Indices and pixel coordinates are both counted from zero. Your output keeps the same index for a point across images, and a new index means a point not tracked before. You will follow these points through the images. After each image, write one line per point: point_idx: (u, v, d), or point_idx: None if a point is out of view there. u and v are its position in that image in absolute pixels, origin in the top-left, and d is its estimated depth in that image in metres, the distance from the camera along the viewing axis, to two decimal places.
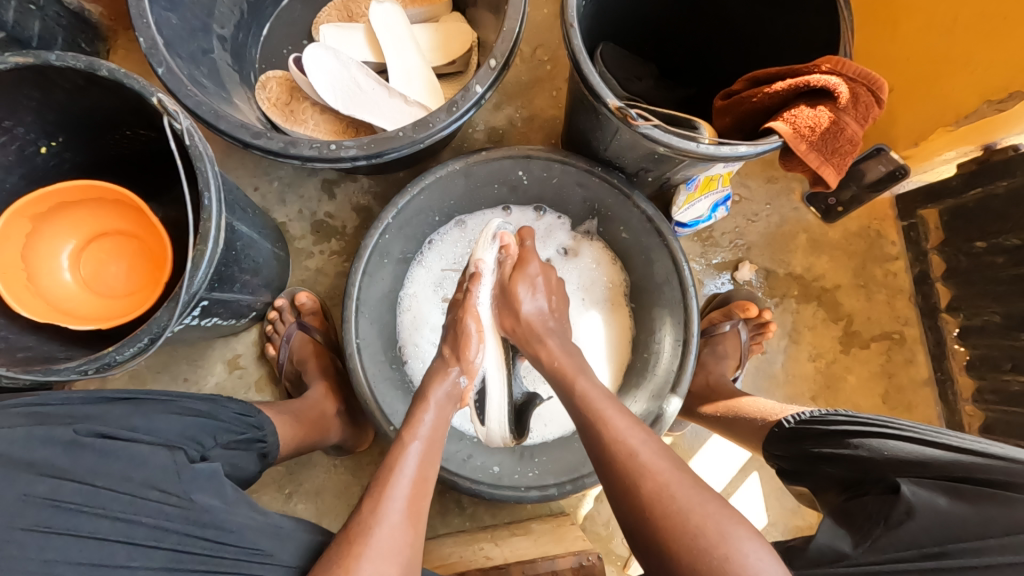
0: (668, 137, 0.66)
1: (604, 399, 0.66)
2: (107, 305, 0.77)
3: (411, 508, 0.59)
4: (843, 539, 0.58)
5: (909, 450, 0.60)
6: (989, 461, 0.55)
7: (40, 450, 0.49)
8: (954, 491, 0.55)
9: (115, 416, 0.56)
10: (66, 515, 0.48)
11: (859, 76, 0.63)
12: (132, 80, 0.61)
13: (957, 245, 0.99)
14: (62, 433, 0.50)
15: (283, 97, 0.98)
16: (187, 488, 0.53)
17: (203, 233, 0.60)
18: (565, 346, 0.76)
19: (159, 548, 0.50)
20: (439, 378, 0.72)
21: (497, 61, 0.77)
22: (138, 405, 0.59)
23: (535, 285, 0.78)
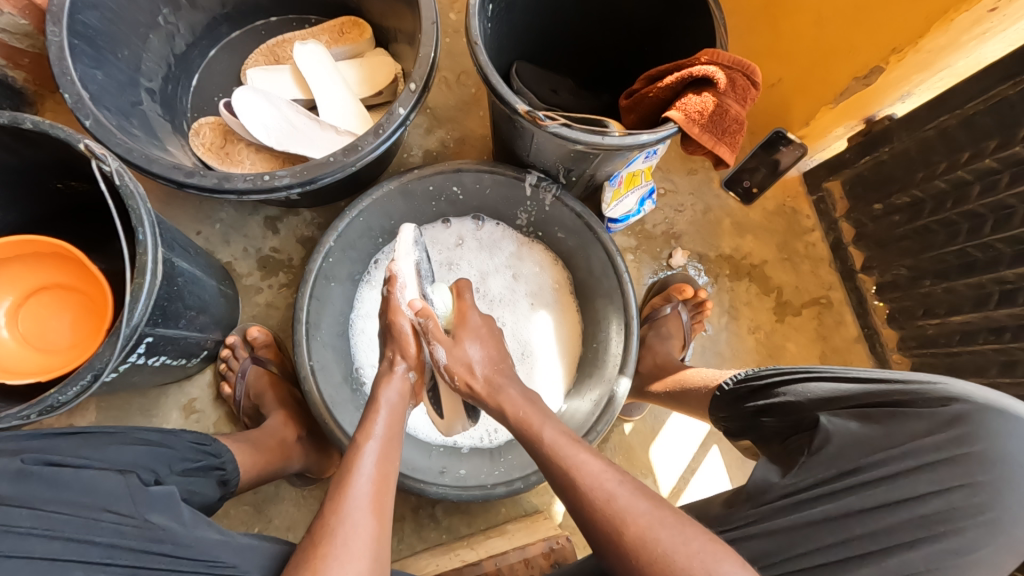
0: (575, 133, 0.72)
1: (537, 413, 0.68)
2: (48, 359, 0.76)
3: (373, 505, 0.59)
4: (773, 471, 0.64)
5: (828, 388, 0.65)
6: (889, 387, 0.61)
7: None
8: (864, 416, 0.61)
9: (64, 450, 0.58)
10: (15, 539, 0.49)
11: (733, 62, 0.72)
12: (57, 130, 0.63)
13: (860, 210, 1.09)
14: (9, 464, 0.52)
15: (217, 141, 1.01)
16: (140, 508, 0.55)
17: (140, 266, 0.61)
18: (527, 393, 0.71)
19: (115, 566, 0.51)
20: (386, 382, 0.71)
21: (417, 84, 0.83)
22: (87, 439, 0.61)
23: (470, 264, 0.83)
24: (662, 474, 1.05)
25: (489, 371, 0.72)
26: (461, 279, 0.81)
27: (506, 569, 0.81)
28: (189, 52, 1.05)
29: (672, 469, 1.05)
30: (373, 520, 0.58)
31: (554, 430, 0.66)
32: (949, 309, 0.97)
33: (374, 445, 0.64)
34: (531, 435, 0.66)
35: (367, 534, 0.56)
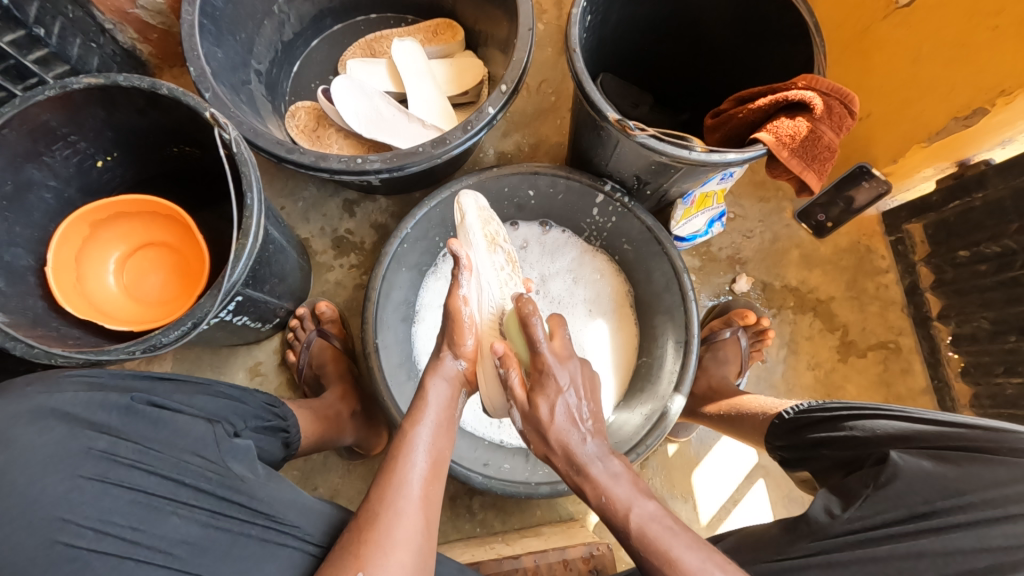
0: (664, 145, 0.73)
1: (666, 531, 0.59)
2: (141, 312, 0.81)
3: (423, 496, 0.61)
4: (835, 502, 0.63)
5: (897, 426, 0.64)
6: (968, 430, 0.60)
7: (100, 413, 0.57)
8: (939, 456, 0.59)
9: (163, 391, 0.64)
10: (120, 469, 0.55)
11: (831, 90, 0.71)
12: (189, 98, 0.69)
13: (942, 256, 1.05)
14: (120, 400, 0.59)
15: (310, 124, 1.07)
16: (222, 458, 0.60)
17: (245, 228, 0.66)
18: (615, 473, 0.64)
19: (201, 508, 0.56)
20: (435, 369, 0.71)
21: (508, 86, 0.86)
22: (178, 386, 0.66)
23: (557, 400, 0.65)
24: (703, 499, 1.03)
25: (590, 447, 0.65)
26: (524, 303, 0.68)
27: (545, 566, 0.82)
28: (294, 40, 1.13)
29: (713, 497, 1.03)
30: (421, 512, 0.60)
31: (657, 503, 0.62)
32: None
33: (427, 431, 0.66)
34: (615, 517, 0.62)
35: (413, 530, 0.58)
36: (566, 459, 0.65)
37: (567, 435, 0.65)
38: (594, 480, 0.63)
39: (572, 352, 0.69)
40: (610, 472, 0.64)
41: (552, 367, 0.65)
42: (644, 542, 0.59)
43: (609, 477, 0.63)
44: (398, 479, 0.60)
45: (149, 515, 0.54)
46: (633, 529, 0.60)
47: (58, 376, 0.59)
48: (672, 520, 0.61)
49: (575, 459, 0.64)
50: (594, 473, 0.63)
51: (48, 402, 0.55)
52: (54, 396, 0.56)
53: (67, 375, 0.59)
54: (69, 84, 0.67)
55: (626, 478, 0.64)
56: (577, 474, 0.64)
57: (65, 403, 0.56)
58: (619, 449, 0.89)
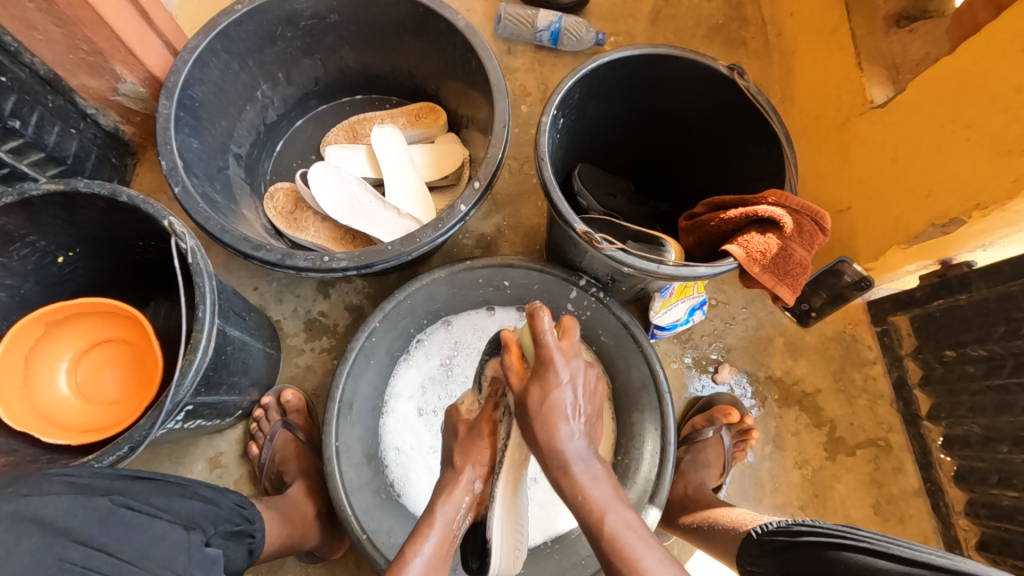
0: (631, 258, 0.71)
1: (640, 542, 0.59)
2: (89, 415, 0.78)
3: None
4: None
5: (860, 559, 0.60)
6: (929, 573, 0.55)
7: (81, 520, 0.50)
8: None
9: (142, 491, 0.59)
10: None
11: (802, 207, 0.70)
12: (149, 205, 0.68)
13: (929, 352, 1.02)
14: (100, 502, 0.53)
15: (288, 207, 1.07)
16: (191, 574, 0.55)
17: (194, 342, 0.64)
18: (599, 482, 0.62)
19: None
20: (445, 495, 0.71)
21: (481, 182, 0.86)
22: (157, 486, 0.62)
23: (550, 393, 0.63)
24: None
25: (579, 448, 0.63)
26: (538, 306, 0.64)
27: None
28: (278, 121, 1.14)
29: None
30: None
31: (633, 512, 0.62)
32: None
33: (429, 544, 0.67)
34: (590, 518, 0.61)
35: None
36: (547, 455, 0.63)
37: (554, 421, 0.63)
38: (575, 477, 0.62)
39: (580, 353, 0.66)
40: (591, 473, 0.62)
41: (550, 360, 0.63)
42: (615, 550, 0.59)
43: (589, 479, 0.62)
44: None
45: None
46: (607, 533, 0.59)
47: (40, 472, 0.52)
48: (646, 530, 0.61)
49: (555, 450, 0.63)
50: (576, 471, 0.62)
51: (26, 506, 0.48)
52: (42, 498, 0.49)
53: (50, 474, 0.52)
54: (27, 190, 0.66)
55: (605, 482, 0.63)
56: (560, 471, 0.62)
57: (43, 508, 0.49)
58: (591, 564, 0.85)
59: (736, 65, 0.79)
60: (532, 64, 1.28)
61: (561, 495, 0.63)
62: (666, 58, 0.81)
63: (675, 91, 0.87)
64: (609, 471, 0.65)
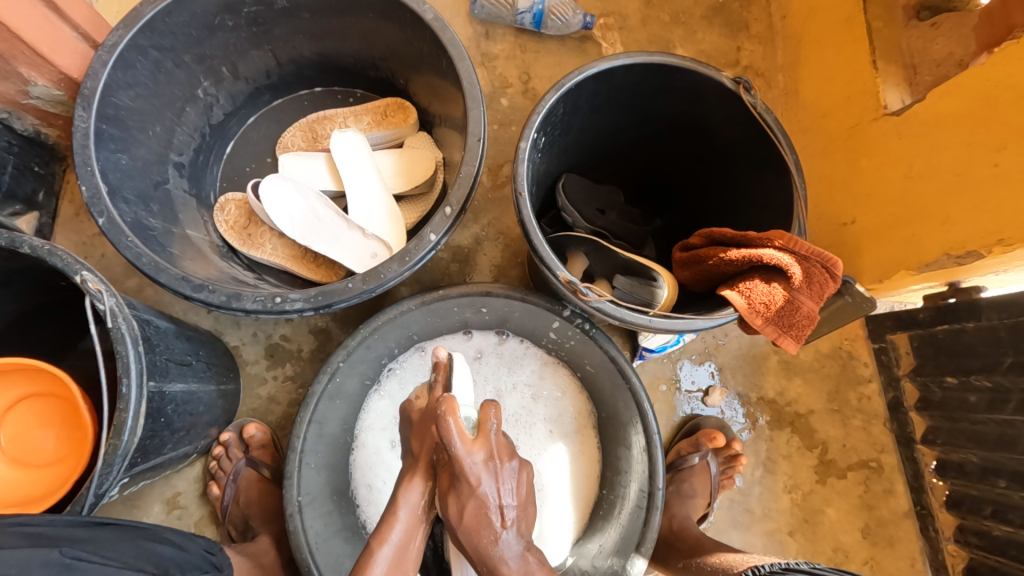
0: (619, 311, 0.63)
1: None
2: (13, 483, 0.70)
3: None
4: None
5: None
6: None
7: (39, 575, 0.47)
8: None
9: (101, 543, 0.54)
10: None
11: (811, 253, 0.62)
12: (56, 257, 0.58)
13: (928, 375, 0.97)
14: (55, 555, 0.49)
15: (241, 221, 0.96)
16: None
17: (116, 425, 0.56)
18: (532, 570, 0.57)
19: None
20: (412, 478, 0.65)
21: (452, 209, 0.76)
22: (115, 534, 0.57)
23: (467, 500, 0.58)
24: None
25: (509, 548, 0.58)
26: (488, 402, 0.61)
27: None
28: (226, 120, 1.01)
29: None
30: None
31: None
32: None
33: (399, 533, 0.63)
34: None
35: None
36: (476, 561, 0.59)
37: (475, 530, 0.58)
38: None
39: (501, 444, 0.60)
40: (522, 569, 0.58)
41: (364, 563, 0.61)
42: None
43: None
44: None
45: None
46: None
47: None
48: None
49: (484, 554, 0.58)
50: (504, 574, 0.57)
51: None
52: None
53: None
54: None
55: (540, 573, 0.59)
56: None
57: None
58: None
59: (744, 78, 0.69)
60: (514, 50, 1.16)
61: None
62: (663, 68, 0.71)
63: (673, 102, 0.77)
64: (543, 563, 0.60)
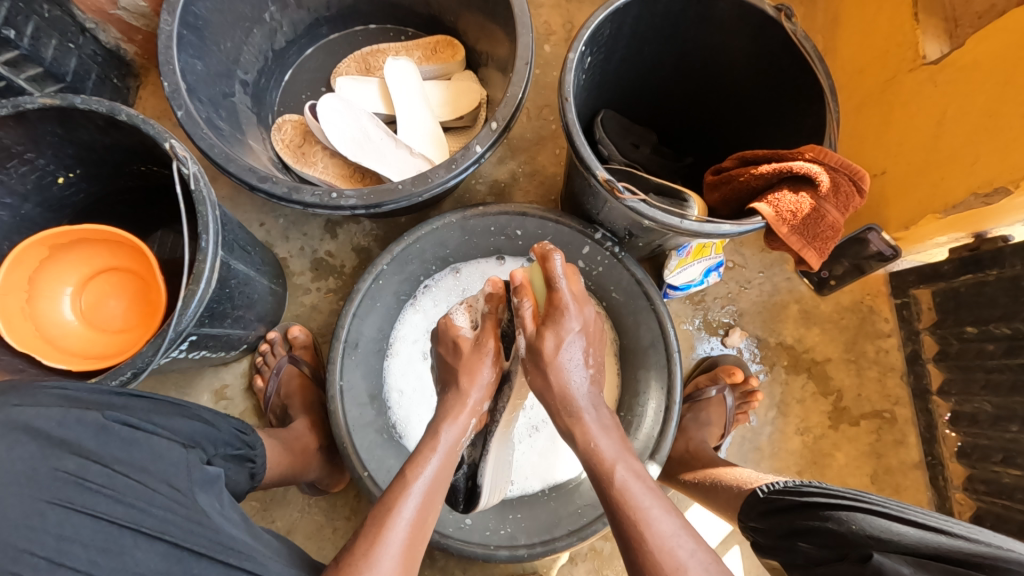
0: (653, 211, 0.68)
1: (643, 489, 0.61)
2: (92, 341, 0.77)
3: (415, 535, 0.60)
4: None
5: (878, 523, 0.62)
6: (945, 539, 0.58)
7: (73, 432, 0.50)
8: (921, 564, 0.55)
9: (137, 412, 0.57)
10: (84, 495, 0.47)
11: (840, 165, 0.65)
12: (149, 126, 0.65)
13: (948, 328, 0.99)
14: (92, 417, 0.52)
15: (296, 140, 1.03)
16: (192, 485, 0.54)
17: (197, 273, 0.63)
18: (605, 425, 0.67)
19: (164, 539, 0.49)
20: (450, 418, 0.71)
21: (498, 124, 0.81)
22: (158, 406, 0.61)
23: (564, 338, 0.69)
24: None
25: (588, 395, 0.69)
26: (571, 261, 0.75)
27: None
28: (287, 48, 1.08)
29: None
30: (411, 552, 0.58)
31: (638, 463, 0.65)
32: None
33: (433, 465, 0.66)
34: (599, 467, 0.63)
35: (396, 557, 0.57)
36: (562, 400, 0.68)
37: (565, 365, 0.68)
38: (587, 423, 0.67)
39: (588, 299, 0.72)
40: (600, 423, 0.67)
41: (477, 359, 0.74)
42: (616, 500, 0.60)
43: (599, 427, 0.66)
44: (386, 510, 0.60)
45: (113, 545, 0.47)
46: (617, 483, 0.61)
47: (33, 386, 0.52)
48: (652, 485, 0.63)
49: (568, 396, 0.68)
50: (587, 419, 0.67)
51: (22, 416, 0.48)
52: (29, 409, 0.49)
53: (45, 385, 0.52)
54: (23, 104, 0.63)
55: (613, 434, 0.66)
56: (572, 419, 0.67)
57: (34, 418, 0.49)
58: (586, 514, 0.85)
59: (785, 6, 0.72)
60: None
61: (574, 446, 0.67)
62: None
63: (712, 35, 0.81)
64: (617, 423, 0.69)
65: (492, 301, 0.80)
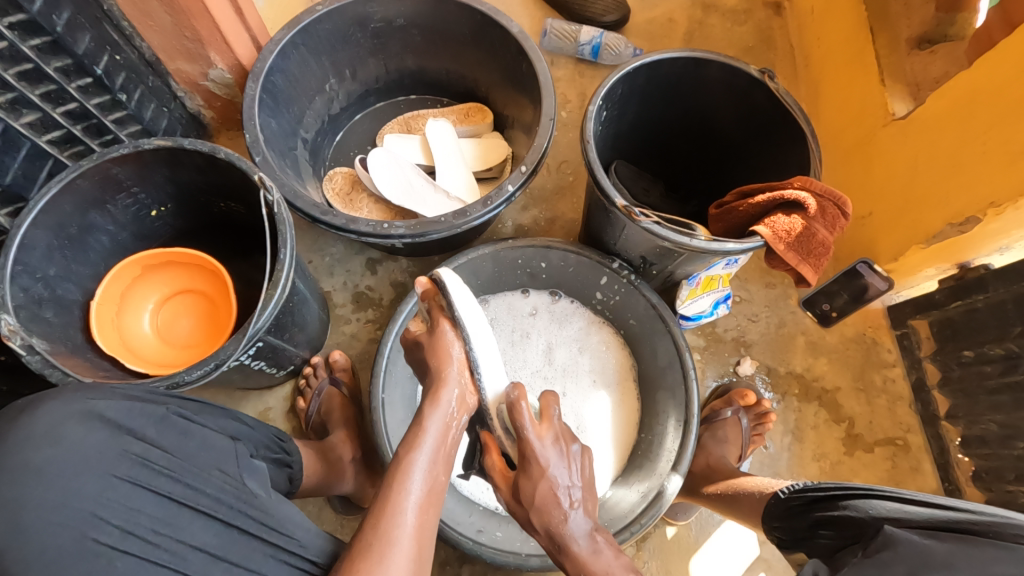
0: (666, 232, 0.79)
1: None
2: (162, 352, 0.87)
3: (418, 530, 0.59)
4: (825, 570, 0.60)
5: (892, 507, 0.63)
6: (956, 513, 0.58)
7: (138, 420, 0.56)
8: (928, 532, 0.57)
9: (192, 409, 0.63)
10: (149, 475, 0.54)
11: (825, 192, 0.77)
12: (242, 162, 0.78)
13: (947, 354, 1.05)
14: (156, 411, 0.58)
15: (345, 188, 1.16)
16: (241, 473, 0.59)
17: (275, 280, 0.73)
18: (593, 541, 0.66)
19: (217, 518, 0.54)
20: (432, 400, 0.67)
21: (527, 167, 0.93)
22: (206, 406, 0.66)
23: (541, 484, 0.66)
24: None
25: (581, 532, 0.66)
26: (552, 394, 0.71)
27: None
28: (341, 113, 1.25)
29: None
30: (416, 545, 0.58)
31: None
32: None
33: (428, 456, 0.64)
34: None
35: (406, 561, 0.56)
36: (549, 538, 0.67)
37: (551, 509, 0.66)
38: (576, 555, 0.65)
39: (563, 436, 0.69)
40: (591, 547, 0.65)
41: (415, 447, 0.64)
42: None
43: (590, 554, 0.65)
44: (392, 509, 0.59)
45: (172, 520, 0.53)
46: None
47: (98, 386, 0.58)
48: None
49: (558, 531, 0.66)
50: (575, 550, 0.65)
51: (96, 407, 0.55)
52: (101, 401, 0.56)
53: (109, 385, 0.58)
54: (142, 144, 0.77)
55: (609, 552, 0.66)
56: (561, 553, 0.66)
57: (107, 409, 0.55)
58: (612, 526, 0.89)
59: (767, 69, 0.87)
60: (573, 75, 1.39)
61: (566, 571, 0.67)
62: (701, 63, 0.91)
63: (708, 95, 0.96)
64: (610, 541, 0.67)
65: (428, 298, 0.73)
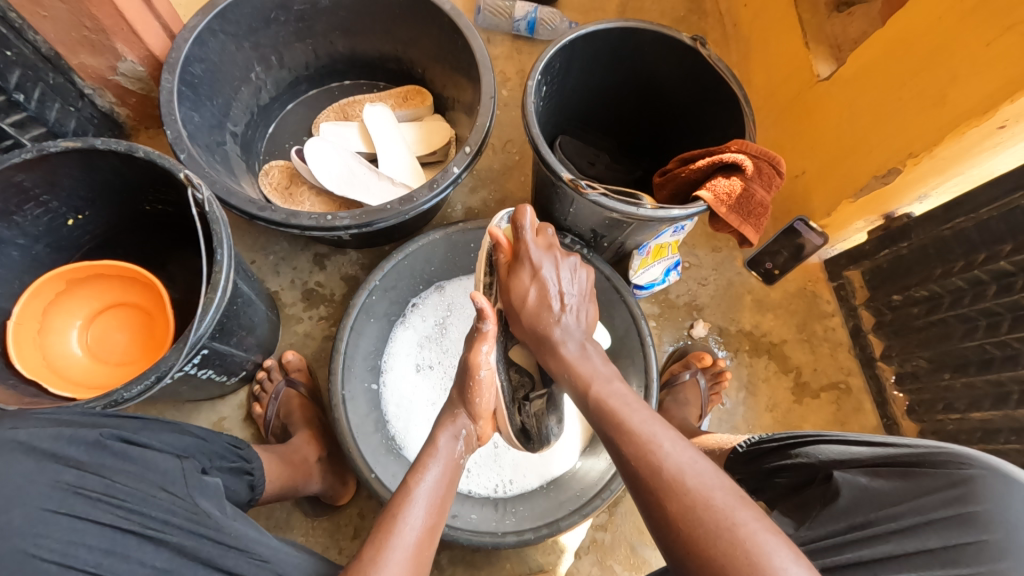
0: (613, 203, 0.80)
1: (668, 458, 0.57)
2: (93, 372, 0.81)
3: (415, 553, 0.57)
4: (789, 523, 0.66)
5: (839, 451, 0.66)
6: (894, 448, 0.62)
7: (70, 448, 0.52)
8: (874, 472, 0.61)
9: (130, 427, 0.59)
10: (95, 498, 0.51)
11: (760, 153, 0.79)
12: (164, 160, 0.72)
13: (879, 300, 1.12)
14: (89, 434, 0.54)
15: (283, 182, 1.11)
16: (190, 493, 0.56)
17: (213, 282, 0.69)
18: (583, 350, 0.72)
19: (167, 543, 0.52)
20: (446, 428, 0.72)
21: (471, 147, 0.92)
22: (146, 423, 0.62)
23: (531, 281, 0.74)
24: None
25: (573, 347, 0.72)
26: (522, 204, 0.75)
27: None
28: (270, 103, 1.19)
29: None
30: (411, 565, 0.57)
31: (620, 385, 0.68)
32: (969, 405, 0.99)
33: (434, 480, 0.65)
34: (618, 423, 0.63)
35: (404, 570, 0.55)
36: (541, 341, 0.74)
37: (536, 316, 0.73)
38: (564, 357, 0.72)
39: (551, 245, 0.76)
40: (579, 349, 0.72)
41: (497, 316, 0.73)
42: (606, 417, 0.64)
43: (578, 356, 0.71)
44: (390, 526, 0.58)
45: (119, 548, 0.50)
46: (593, 400, 0.66)
47: (23, 412, 0.53)
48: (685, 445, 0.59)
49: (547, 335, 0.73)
50: (564, 352, 0.72)
51: (19, 437, 0.49)
52: (22, 430, 0.50)
53: (32, 411, 0.53)
54: (46, 147, 0.70)
55: (597, 360, 0.71)
56: (550, 354, 0.73)
57: (38, 437, 0.51)
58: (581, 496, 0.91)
59: (699, 36, 0.89)
60: (511, 52, 1.37)
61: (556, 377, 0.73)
62: (636, 32, 0.91)
63: (645, 63, 0.97)
64: (598, 351, 0.74)
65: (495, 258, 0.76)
